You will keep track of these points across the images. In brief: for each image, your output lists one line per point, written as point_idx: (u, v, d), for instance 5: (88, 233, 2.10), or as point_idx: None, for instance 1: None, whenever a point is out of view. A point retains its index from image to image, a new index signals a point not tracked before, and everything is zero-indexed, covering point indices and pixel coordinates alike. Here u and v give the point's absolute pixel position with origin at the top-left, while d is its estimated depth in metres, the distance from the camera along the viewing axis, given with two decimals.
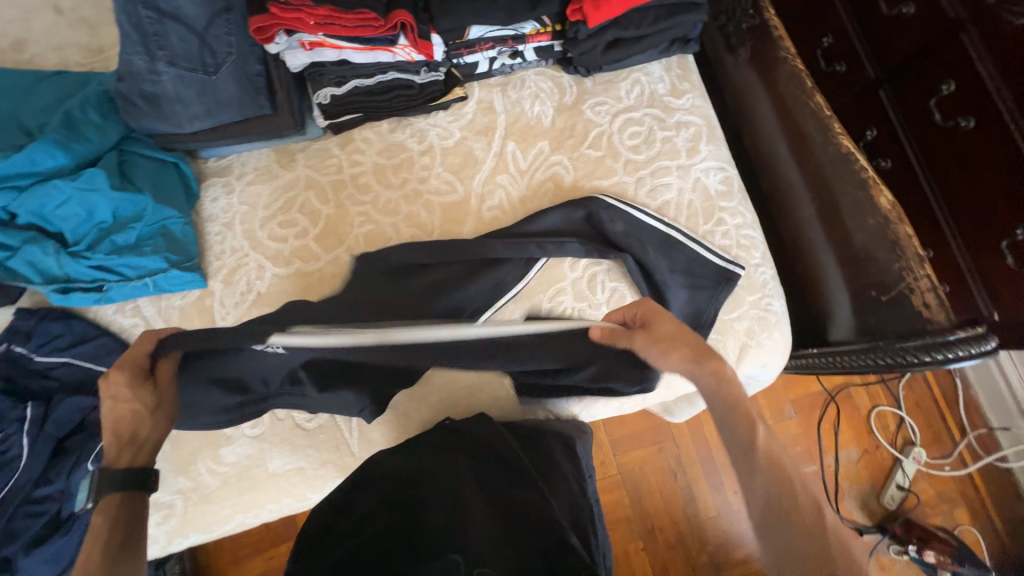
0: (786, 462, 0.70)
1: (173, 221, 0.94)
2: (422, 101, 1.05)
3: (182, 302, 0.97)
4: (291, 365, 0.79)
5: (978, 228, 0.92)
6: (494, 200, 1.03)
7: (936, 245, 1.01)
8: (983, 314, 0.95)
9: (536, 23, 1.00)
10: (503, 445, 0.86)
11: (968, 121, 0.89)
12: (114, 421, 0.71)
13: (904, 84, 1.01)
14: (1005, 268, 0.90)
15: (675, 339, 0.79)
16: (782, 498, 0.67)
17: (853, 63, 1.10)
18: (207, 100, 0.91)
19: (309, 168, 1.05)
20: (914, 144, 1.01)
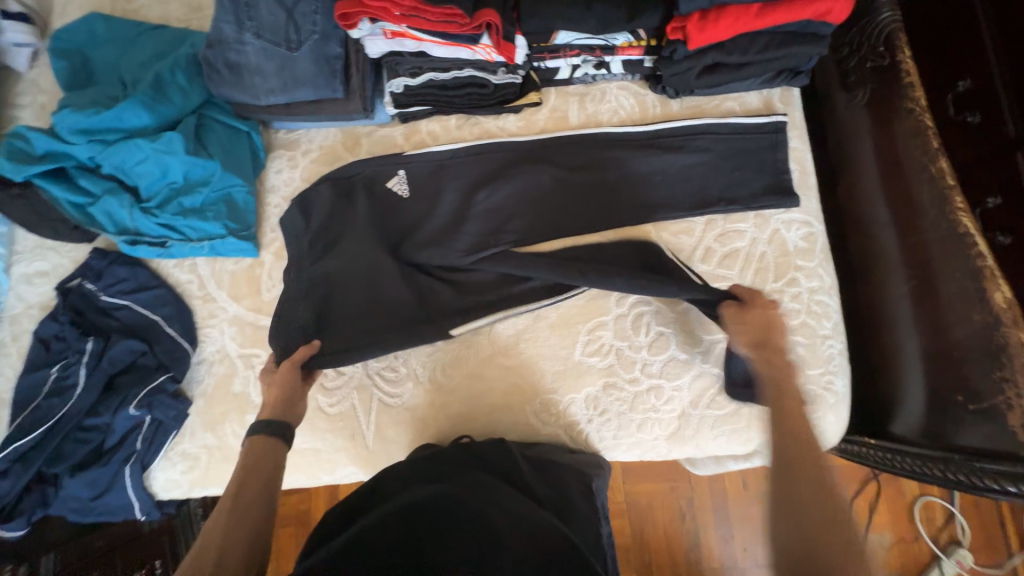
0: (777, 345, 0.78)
1: (238, 190, 0.97)
2: (494, 101, 1.01)
3: (234, 267, 1.03)
4: (350, 251, 0.98)
5: None
6: (550, 217, 0.99)
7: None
8: None
9: (630, 35, 0.92)
10: (522, 473, 0.84)
11: None
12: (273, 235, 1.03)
13: None
14: None
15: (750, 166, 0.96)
16: (807, 462, 0.67)
17: (991, 115, 0.84)
18: (286, 75, 0.91)
19: (371, 154, 1.05)
20: None
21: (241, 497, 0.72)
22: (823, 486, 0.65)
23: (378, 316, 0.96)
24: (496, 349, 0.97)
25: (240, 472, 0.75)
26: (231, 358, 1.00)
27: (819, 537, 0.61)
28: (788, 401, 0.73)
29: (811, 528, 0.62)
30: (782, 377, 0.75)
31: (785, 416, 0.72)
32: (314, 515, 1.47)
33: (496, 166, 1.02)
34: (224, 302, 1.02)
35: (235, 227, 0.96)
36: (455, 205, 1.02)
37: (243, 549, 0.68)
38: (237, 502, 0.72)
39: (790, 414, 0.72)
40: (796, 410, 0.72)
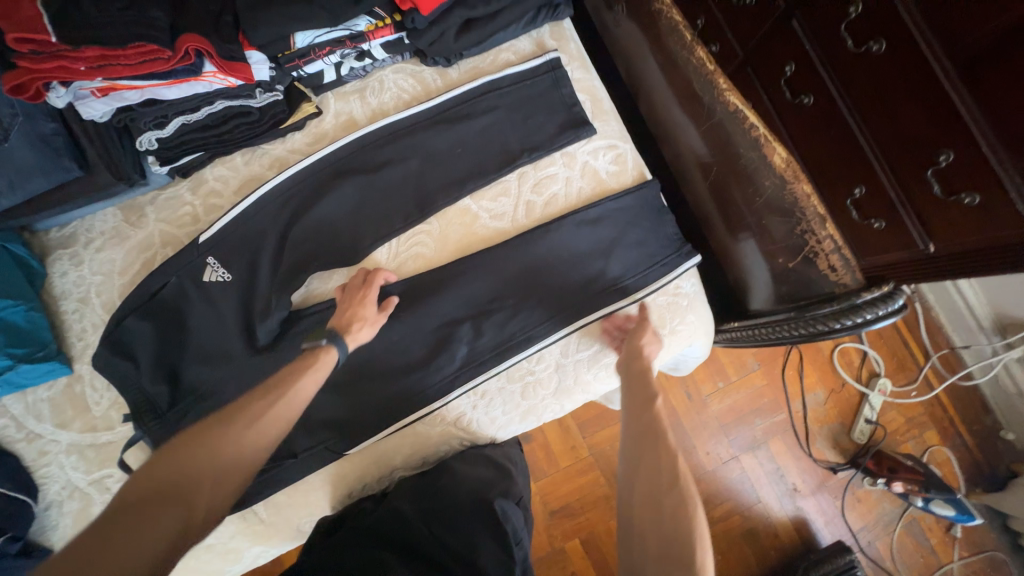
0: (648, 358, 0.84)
1: (14, 311, 0.86)
2: (268, 125, 0.93)
3: (49, 393, 0.92)
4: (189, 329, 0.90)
5: (910, 147, 0.69)
6: (371, 223, 0.94)
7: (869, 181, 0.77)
8: (920, 249, 0.73)
9: (369, 17, 0.86)
10: (438, 517, 0.81)
11: (879, 43, 0.69)
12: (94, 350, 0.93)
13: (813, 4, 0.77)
14: (941, 203, 0.68)
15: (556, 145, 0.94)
16: (657, 458, 0.73)
17: None
18: (4, 173, 0.78)
19: (162, 222, 0.96)
20: (830, 63, 0.77)
21: (281, 391, 0.73)
22: (665, 462, 0.72)
23: (236, 383, 0.90)
24: (363, 374, 0.92)
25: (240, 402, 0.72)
26: (82, 490, 0.89)
27: (650, 520, 0.68)
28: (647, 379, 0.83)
29: (648, 512, 0.69)
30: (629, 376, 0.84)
31: (642, 412, 0.78)
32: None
33: (304, 186, 0.96)
34: (51, 434, 0.91)
35: (25, 351, 0.86)
36: (264, 242, 0.93)
37: (243, 453, 0.68)
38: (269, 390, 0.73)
39: (636, 400, 0.81)
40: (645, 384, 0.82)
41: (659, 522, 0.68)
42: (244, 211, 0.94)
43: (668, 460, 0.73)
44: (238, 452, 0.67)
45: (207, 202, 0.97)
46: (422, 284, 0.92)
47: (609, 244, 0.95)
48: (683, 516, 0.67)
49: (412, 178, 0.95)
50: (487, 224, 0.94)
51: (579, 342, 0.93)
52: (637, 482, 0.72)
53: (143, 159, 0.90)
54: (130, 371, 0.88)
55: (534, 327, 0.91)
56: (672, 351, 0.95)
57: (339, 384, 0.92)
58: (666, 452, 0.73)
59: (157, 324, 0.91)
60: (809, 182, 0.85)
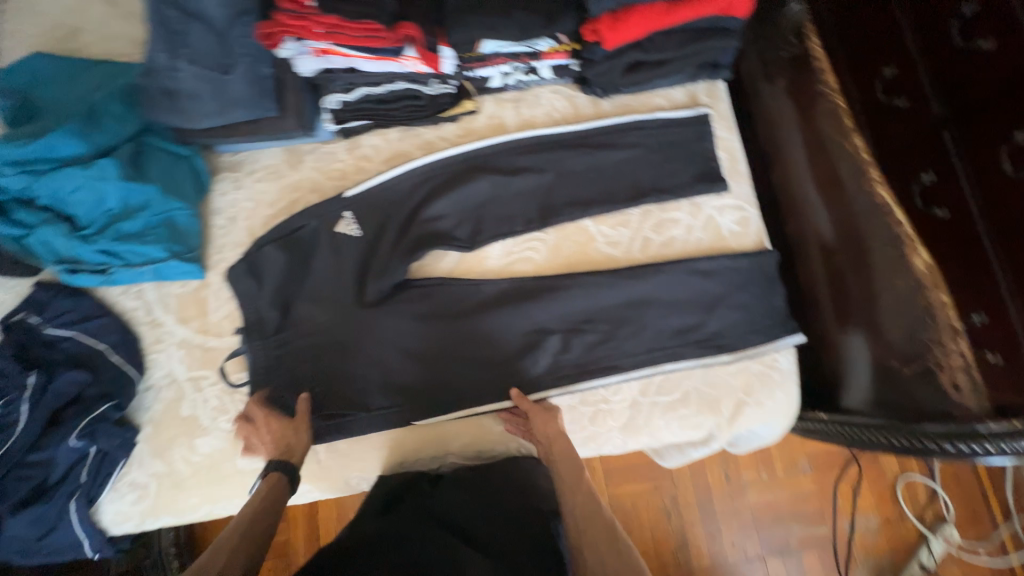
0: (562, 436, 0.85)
1: (180, 213, 0.98)
2: (430, 112, 1.04)
3: (180, 290, 1.03)
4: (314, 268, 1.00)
5: None
6: (492, 219, 1.00)
7: (991, 311, 0.77)
8: None
9: (553, 40, 0.94)
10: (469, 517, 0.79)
11: None
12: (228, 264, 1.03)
13: (972, 128, 0.79)
14: None
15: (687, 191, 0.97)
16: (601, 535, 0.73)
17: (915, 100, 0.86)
18: (221, 98, 0.93)
19: (316, 170, 1.08)
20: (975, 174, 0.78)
21: (261, 503, 0.78)
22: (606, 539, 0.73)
23: (339, 328, 0.97)
24: (446, 354, 0.96)
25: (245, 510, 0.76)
26: (180, 382, 0.98)
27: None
28: (575, 459, 0.82)
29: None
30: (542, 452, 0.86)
31: (581, 493, 0.78)
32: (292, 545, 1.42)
33: (443, 169, 1.02)
34: (170, 326, 1.01)
35: (178, 249, 0.97)
36: (396, 211, 1.01)
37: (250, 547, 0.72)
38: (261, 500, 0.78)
39: (572, 480, 0.80)
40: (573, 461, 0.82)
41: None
42: (387, 179, 1.02)
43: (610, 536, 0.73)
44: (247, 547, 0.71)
45: (357, 164, 1.07)
46: (525, 288, 0.96)
47: (713, 299, 0.94)
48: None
49: (541, 189, 1.00)
50: (601, 249, 0.97)
51: (660, 385, 0.92)
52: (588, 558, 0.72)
53: (321, 113, 1.02)
54: (253, 290, 0.98)
55: (620, 359, 0.92)
56: (749, 423, 0.91)
57: (423, 358, 0.96)
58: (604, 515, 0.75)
59: (286, 259, 1.00)
60: (949, 292, 0.82)
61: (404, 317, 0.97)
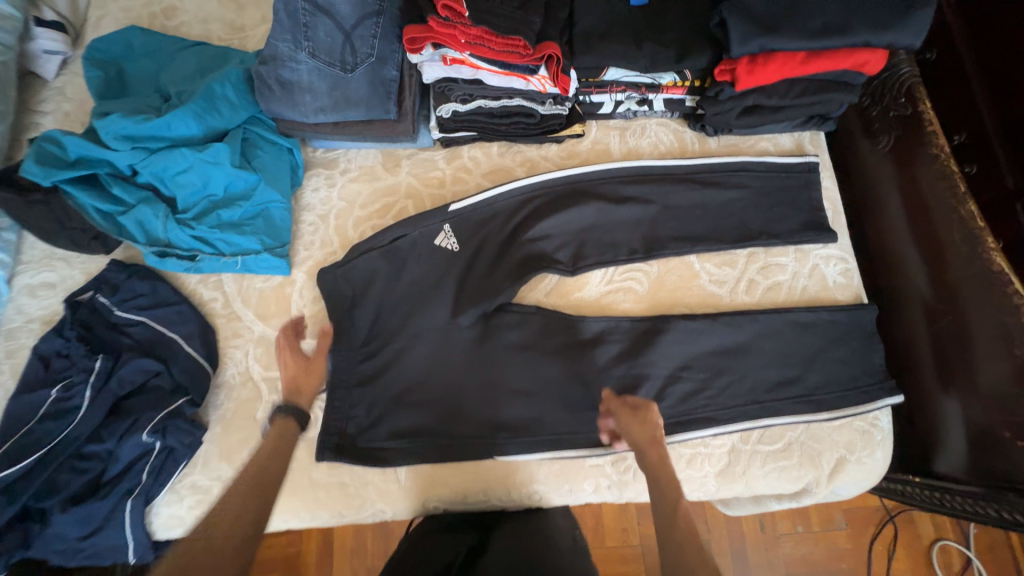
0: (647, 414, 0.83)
1: (278, 206, 0.94)
2: (539, 131, 1.03)
3: (263, 285, 0.98)
4: (408, 277, 0.98)
5: None
6: (592, 245, 0.98)
7: None
8: None
9: (676, 76, 0.95)
10: None
11: None
12: (316, 262, 1.00)
13: None
14: None
15: (793, 238, 0.97)
16: (694, 553, 0.68)
17: (988, 169, 0.90)
18: (337, 95, 0.92)
19: (413, 176, 1.05)
20: None
21: (258, 467, 0.75)
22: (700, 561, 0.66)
23: (428, 340, 0.94)
24: (538, 382, 0.92)
25: (263, 448, 0.78)
26: (255, 381, 0.93)
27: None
28: (669, 472, 0.76)
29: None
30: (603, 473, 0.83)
31: (669, 505, 0.73)
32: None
33: (550, 191, 1.01)
34: (250, 321, 0.96)
35: (272, 243, 0.93)
36: (497, 229, 0.99)
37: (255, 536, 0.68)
38: (259, 472, 0.75)
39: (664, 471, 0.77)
40: (667, 471, 0.77)
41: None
42: (494, 194, 1.00)
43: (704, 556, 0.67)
44: (249, 533, 0.67)
45: (457, 174, 1.05)
46: (626, 319, 0.94)
47: (817, 351, 0.92)
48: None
49: (646, 219, 0.99)
50: (704, 285, 0.96)
51: (763, 434, 0.89)
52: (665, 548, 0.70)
53: (429, 120, 1.01)
54: (347, 296, 0.96)
55: (725, 405, 0.88)
56: (846, 482, 0.89)
57: (512, 382, 0.92)
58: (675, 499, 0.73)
59: (381, 265, 0.97)
60: None
61: (500, 336, 0.94)
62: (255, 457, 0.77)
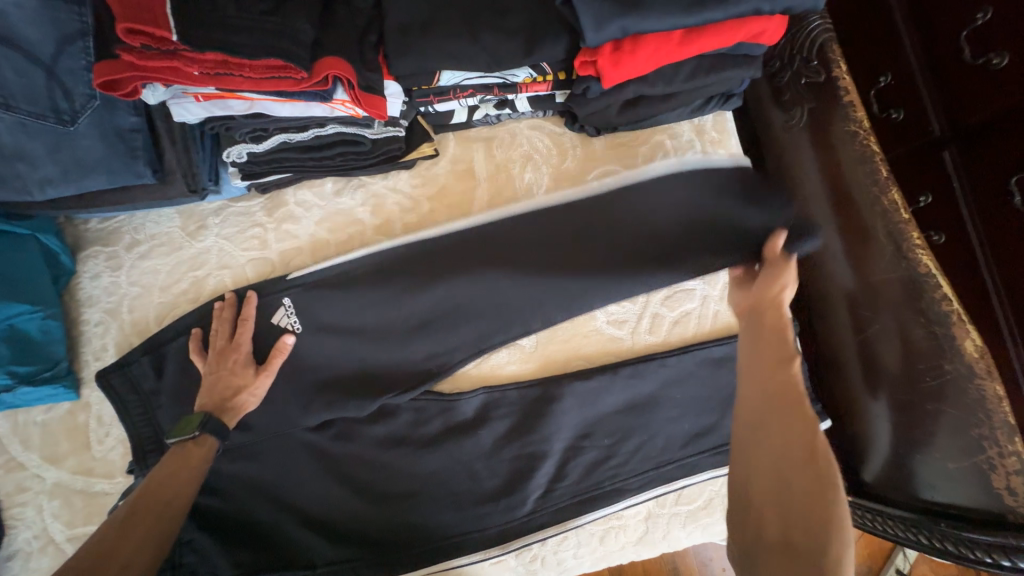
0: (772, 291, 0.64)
1: (26, 318, 0.71)
2: (376, 160, 0.79)
3: (45, 417, 0.76)
4: None
5: None
6: (464, 300, 0.78)
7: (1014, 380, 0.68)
8: None
9: (532, 70, 0.72)
10: None
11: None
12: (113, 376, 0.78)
13: (981, 152, 0.68)
14: None
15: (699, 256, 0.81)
16: (795, 500, 0.51)
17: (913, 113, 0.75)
18: (64, 159, 0.65)
19: (224, 238, 0.81)
20: (980, 217, 0.69)
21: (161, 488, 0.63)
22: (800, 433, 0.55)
23: (275, 453, 0.75)
24: (417, 483, 0.76)
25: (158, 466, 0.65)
26: (58, 544, 0.73)
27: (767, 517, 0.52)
28: (782, 365, 0.59)
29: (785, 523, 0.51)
30: (222, 389, 0.71)
31: (778, 386, 0.58)
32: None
33: (412, 254, 0.78)
34: (37, 468, 0.74)
35: (29, 370, 0.70)
36: (366, 307, 0.77)
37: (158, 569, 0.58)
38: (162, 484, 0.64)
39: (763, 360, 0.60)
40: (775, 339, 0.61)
41: (789, 506, 0.51)
42: (347, 270, 0.78)
43: (807, 426, 0.54)
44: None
45: (284, 228, 0.82)
46: (513, 387, 0.78)
47: (731, 392, 0.80)
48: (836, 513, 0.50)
49: (526, 253, 0.79)
50: (602, 329, 0.80)
51: (682, 493, 0.78)
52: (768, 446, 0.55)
53: (223, 165, 0.75)
54: (163, 415, 0.75)
55: (634, 471, 0.77)
56: None
57: (383, 491, 0.75)
58: (804, 445, 0.53)
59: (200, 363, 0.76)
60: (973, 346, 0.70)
61: (365, 433, 0.76)
62: (152, 478, 0.64)
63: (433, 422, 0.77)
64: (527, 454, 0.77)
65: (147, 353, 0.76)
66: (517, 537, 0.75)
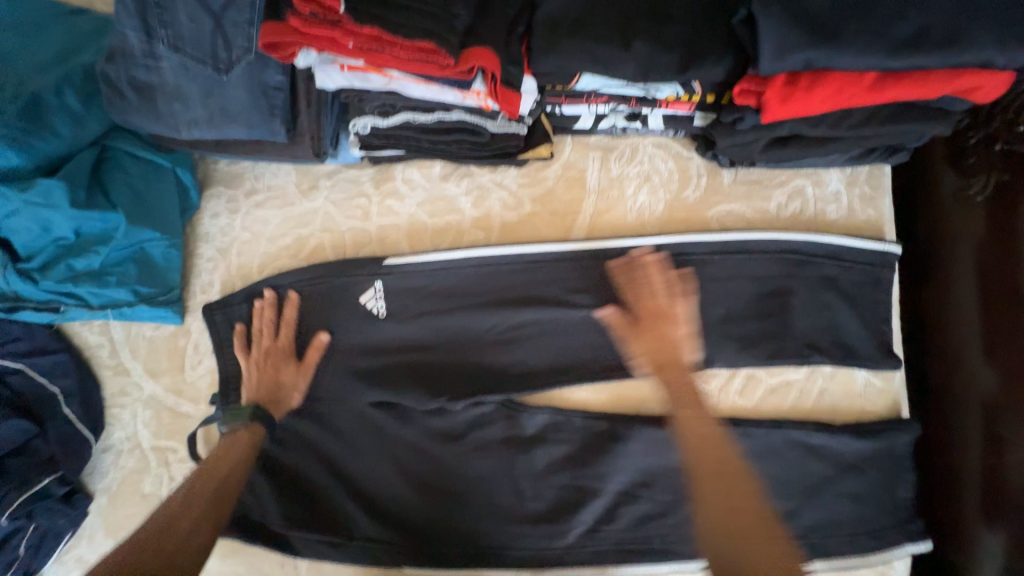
0: (666, 308, 0.69)
1: (156, 244, 0.77)
2: (490, 154, 0.77)
3: (153, 334, 0.83)
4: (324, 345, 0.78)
5: None
6: (550, 315, 0.75)
7: None
8: None
9: (679, 88, 0.66)
10: None
11: None
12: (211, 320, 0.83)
13: None
14: None
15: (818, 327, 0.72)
16: (748, 521, 0.61)
17: None
18: (213, 105, 0.68)
19: (332, 203, 0.83)
20: None
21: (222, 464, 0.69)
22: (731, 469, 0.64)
23: (338, 418, 0.77)
24: (463, 484, 0.75)
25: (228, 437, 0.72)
26: (143, 450, 0.81)
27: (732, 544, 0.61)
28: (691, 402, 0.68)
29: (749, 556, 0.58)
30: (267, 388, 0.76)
31: (704, 430, 0.67)
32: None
33: (506, 268, 0.77)
34: (139, 377, 0.83)
35: (149, 292, 0.76)
36: (455, 304, 0.77)
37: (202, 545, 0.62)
38: (218, 477, 0.67)
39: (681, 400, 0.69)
40: (685, 385, 0.68)
41: (736, 536, 0.60)
42: (436, 269, 0.78)
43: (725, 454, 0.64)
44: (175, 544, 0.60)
45: (388, 204, 0.82)
46: (579, 414, 0.74)
47: (819, 482, 0.71)
48: (776, 536, 0.60)
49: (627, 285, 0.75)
50: None
51: None
52: (717, 490, 0.63)
53: (344, 134, 0.77)
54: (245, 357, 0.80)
55: (689, 536, 0.71)
56: None
57: (429, 483, 0.76)
58: (738, 472, 0.63)
59: (289, 317, 0.80)
60: None
61: (423, 423, 0.77)
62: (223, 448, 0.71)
63: (491, 429, 0.76)
64: (578, 486, 0.74)
65: (245, 296, 0.81)
66: (551, 567, 0.72)
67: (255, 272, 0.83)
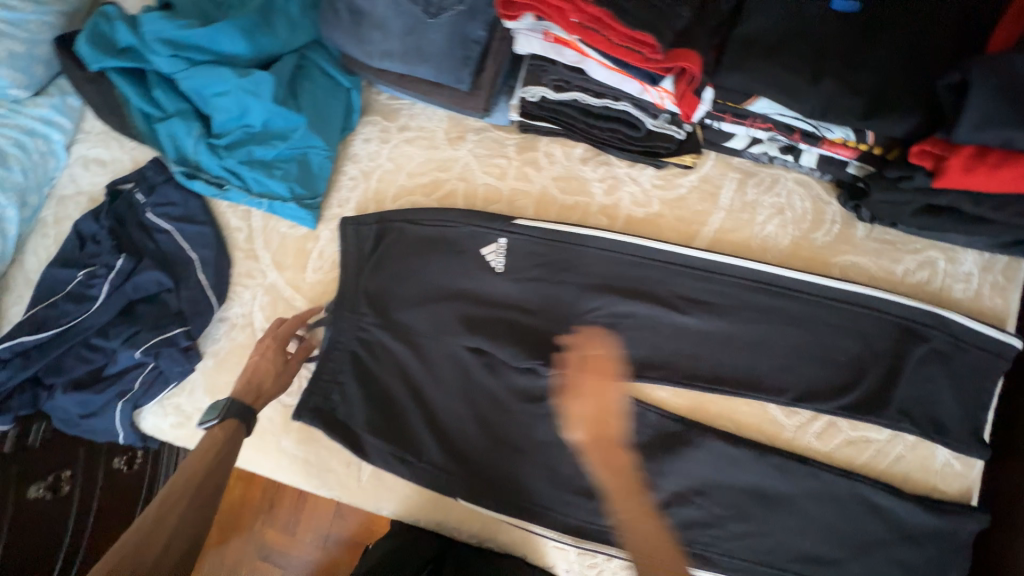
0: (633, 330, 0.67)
1: (316, 152, 0.85)
2: (639, 149, 0.80)
3: (287, 232, 0.92)
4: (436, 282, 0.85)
5: None
6: (653, 312, 0.79)
7: None
8: None
9: (851, 133, 0.69)
10: None
11: None
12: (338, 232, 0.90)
13: None
14: None
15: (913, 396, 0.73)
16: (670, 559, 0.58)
17: None
18: (410, 42, 0.74)
19: (474, 156, 0.89)
20: None
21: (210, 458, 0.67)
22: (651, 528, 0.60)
23: (432, 351, 0.83)
24: (529, 442, 0.80)
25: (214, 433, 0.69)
26: (254, 329, 0.89)
27: None
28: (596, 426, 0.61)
29: None
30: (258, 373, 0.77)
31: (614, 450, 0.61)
32: (204, 548, 1.04)
33: (623, 258, 0.80)
34: (265, 266, 0.91)
35: (301, 193, 0.84)
36: (565, 277, 0.82)
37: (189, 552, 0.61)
38: (201, 478, 0.65)
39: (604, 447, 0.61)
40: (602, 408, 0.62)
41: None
42: (557, 241, 0.82)
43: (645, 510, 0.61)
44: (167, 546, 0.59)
45: (526, 171, 0.87)
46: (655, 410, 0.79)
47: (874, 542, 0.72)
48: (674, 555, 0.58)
49: (735, 305, 0.77)
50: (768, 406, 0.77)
51: None
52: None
53: (510, 98, 0.82)
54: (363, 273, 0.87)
55: (731, 552, 0.74)
56: None
57: (498, 432, 0.81)
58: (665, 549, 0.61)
59: (410, 248, 0.86)
60: None
61: (507, 377, 0.82)
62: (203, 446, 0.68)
63: None
64: None
65: (377, 220, 0.87)
66: (591, 539, 0.77)
67: (388, 200, 0.90)
